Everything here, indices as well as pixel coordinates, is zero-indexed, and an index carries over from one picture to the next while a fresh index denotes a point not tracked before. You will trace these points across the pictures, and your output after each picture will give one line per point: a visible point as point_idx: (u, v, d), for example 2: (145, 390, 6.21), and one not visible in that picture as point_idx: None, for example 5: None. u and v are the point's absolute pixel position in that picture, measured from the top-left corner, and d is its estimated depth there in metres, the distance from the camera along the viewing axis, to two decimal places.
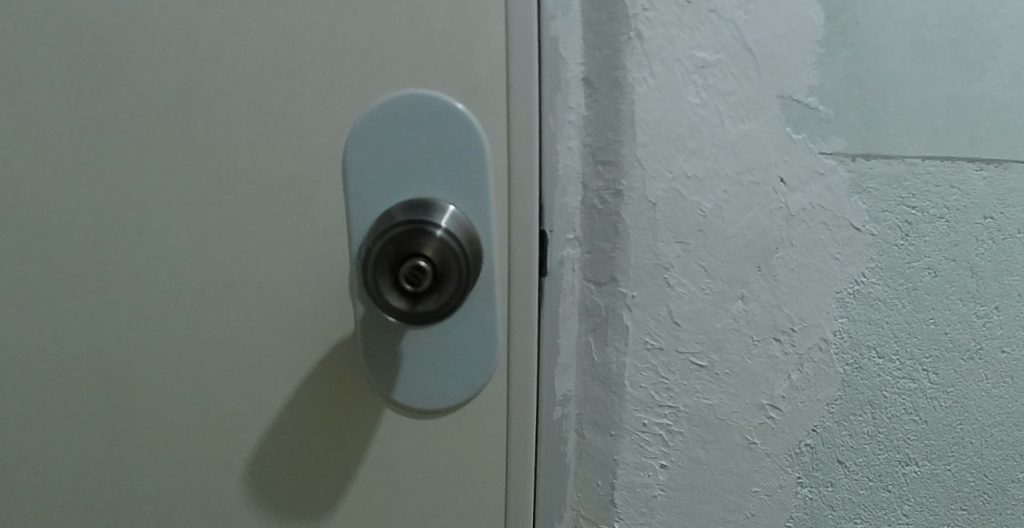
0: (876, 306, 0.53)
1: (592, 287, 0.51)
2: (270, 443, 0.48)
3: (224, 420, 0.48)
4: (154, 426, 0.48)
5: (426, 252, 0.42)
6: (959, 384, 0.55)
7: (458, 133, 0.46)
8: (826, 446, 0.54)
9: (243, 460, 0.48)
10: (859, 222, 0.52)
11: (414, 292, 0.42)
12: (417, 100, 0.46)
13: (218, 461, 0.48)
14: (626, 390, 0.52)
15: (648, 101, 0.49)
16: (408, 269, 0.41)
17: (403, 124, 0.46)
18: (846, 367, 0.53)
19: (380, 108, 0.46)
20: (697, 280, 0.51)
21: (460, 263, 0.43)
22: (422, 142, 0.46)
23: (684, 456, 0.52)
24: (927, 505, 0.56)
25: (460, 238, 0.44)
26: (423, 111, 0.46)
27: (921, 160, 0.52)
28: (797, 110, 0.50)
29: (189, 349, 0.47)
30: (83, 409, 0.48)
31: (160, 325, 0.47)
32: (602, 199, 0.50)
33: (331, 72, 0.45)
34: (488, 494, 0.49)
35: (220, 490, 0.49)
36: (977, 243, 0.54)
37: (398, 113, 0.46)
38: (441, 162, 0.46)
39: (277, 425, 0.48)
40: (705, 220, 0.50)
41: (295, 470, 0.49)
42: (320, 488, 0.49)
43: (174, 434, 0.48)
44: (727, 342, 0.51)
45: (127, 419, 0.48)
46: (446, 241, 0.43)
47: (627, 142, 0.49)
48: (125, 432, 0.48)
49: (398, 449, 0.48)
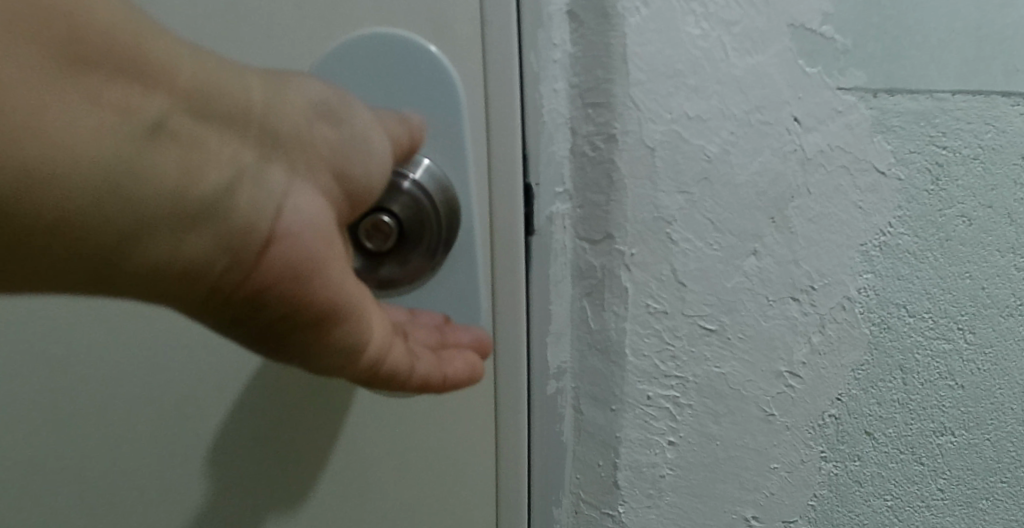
0: (905, 260, 0.47)
1: (586, 246, 0.46)
2: (230, 446, 0.45)
3: (183, 415, 0.44)
4: (100, 418, 0.45)
5: (392, 210, 0.42)
6: (999, 344, 0.50)
7: (430, 76, 0.42)
8: (853, 416, 0.48)
9: (190, 458, 0.45)
10: (883, 165, 0.46)
11: (375, 252, 0.42)
12: (383, 39, 0.41)
13: (171, 455, 0.45)
14: (628, 360, 0.47)
15: (642, 33, 0.43)
16: (371, 228, 0.41)
17: (373, 72, 0.42)
18: (872, 327, 0.48)
19: (341, 49, 0.41)
20: (703, 235, 0.45)
21: (428, 226, 0.43)
22: (389, 87, 0.42)
23: (693, 431, 0.47)
24: (964, 478, 0.51)
25: (432, 196, 0.42)
26: (392, 51, 0.41)
27: (949, 95, 0.47)
28: (811, 40, 0.44)
29: (147, 344, 0.43)
30: (25, 399, 0.44)
31: (115, 320, 0.43)
32: (593, 146, 0.45)
33: (284, 14, 0.41)
34: (471, 486, 0.46)
35: (169, 488, 0.46)
36: (1015, 187, 0.48)
37: (367, 57, 0.41)
38: (412, 109, 0.42)
39: (238, 426, 0.45)
40: (711, 166, 0.45)
41: (258, 467, 0.46)
42: (296, 476, 0.46)
43: (121, 428, 0.45)
44: (740, 304, 0.46)
45: (75, 411, 0.44)
46: (416, 200, 0.42)
47: (619, 81, 0.44)
48: (69, 423, 0.45)
49: (369, 434, 0.45)
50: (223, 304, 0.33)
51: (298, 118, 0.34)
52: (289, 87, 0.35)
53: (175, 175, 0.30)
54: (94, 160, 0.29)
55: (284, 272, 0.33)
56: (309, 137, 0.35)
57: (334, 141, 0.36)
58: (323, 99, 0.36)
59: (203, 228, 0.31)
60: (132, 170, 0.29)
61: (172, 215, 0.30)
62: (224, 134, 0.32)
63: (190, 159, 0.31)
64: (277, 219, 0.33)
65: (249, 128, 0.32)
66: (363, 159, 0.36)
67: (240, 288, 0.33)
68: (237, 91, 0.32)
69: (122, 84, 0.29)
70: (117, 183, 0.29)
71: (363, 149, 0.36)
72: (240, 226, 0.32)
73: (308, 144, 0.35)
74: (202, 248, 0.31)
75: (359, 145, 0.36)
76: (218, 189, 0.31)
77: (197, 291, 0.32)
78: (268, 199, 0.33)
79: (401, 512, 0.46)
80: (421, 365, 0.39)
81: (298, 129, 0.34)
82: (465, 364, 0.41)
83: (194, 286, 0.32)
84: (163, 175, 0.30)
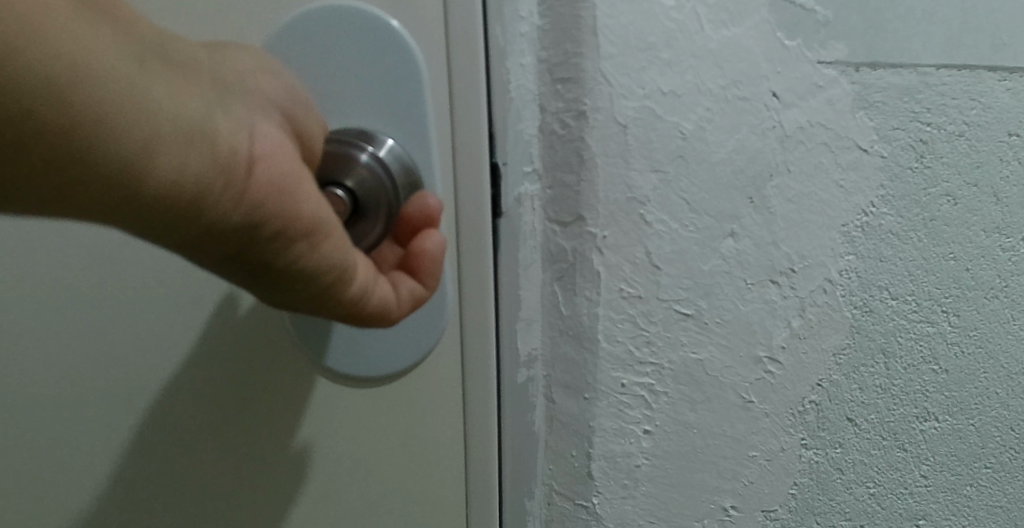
0: (888, 241, 0.46)
1: (556, 228, 0.44)
2: (182, 438, 0.44)
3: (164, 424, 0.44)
4: (44, 403, 0.44)
5: (348, 183, 0.39)
6: (983, 327, 0.48)
7: (390, 52, 0.40)
8: (833, 402, 0.47)
9: (135, 448, 0.45)
10: (866, 142, 0.44)
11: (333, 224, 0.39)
12: (341, 11, 0.40)
13: (115, 444, 0.44)
14: (601, 346, 0.45)
15: (612, 5, 0.41)
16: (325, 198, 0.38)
17: (324, 44, 0.40)
18: (854, 311, 0.46)
19: (297, 19, 0.40)
20: (678, 216, 0.43)
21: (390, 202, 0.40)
22: (349, 60, 0.40)
23: (669, 419, 0.46)
24: (948, 465, 0.50)
25: (395, 176, 0.40)
26: (350, 24, 0.40)
27: (934, 70, 0.45)
28: (790, 12, 0.42)
29: (90, 331, 0.43)
30: (27, 432, 0.44)
31: (59, 302, 0.43)
32: (563, 123, 0.43)
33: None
34: (442, 475, 0.45)
35: (108, 479, 0.45)
36: (1002, 165, 0.46)
37: (320, 27, 0.40)
38: (373, 86, 0.41)
39: (194, 419, 0.44)
40: (686, 144, 0.43)
41: (213, 459, 0.45)
42: (258, 465, 0.44)
43: (110, 448, 0.44)
44: (717, 288, 0.44)
45: (76, 444, 0.44)
46: (378, 175, 0.40)
47: (589, 55, 0.42)
48: (27, 421, 0.44)
49: (330, 420, 0.44)
50: (220, 238, 0.30)
51: (241, 71, 0.33)
52: (226, 52, 0.33)
53: (162, 94, 0.28)
54: (88, 82, 0.26)
55: (274, 193, 0.30)
56: (258, 86, 0.33)
57: (281, 90, 0.34)
58: (262, 59, 0.34)
59: (196, 147, 0.28)
60: (131, 97, 0.27)
61: (168, 133, 0.28)
62: (187, 67, 0.29)
63: (179, 84, 0.29)
64: (256, 142, 0.30)
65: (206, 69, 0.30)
66: (311, 109, 0.35)
67: (234, 216, 0.30)
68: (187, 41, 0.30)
69: (99, 17, 0.27)
70: (117, 111, 0.27)
71: (309, 105, 0.35)
72: (228, 148, 0.29)
73: (255, 89, 0.32)
74: (197, 170, 0.28)
75: (302, 97, 0.35)
76: (201, 110, 0.29)
77: (193, 230, 0.29)
78: (241, 124, 0.30)
79: (370, 505, 0.45)
80: (405, 284, 0.38)
81: (243, 77, 0.32)
82: (433, 261, 0.39)
83: (191, 221, 0.29)
84: (151, 95, 0.27)
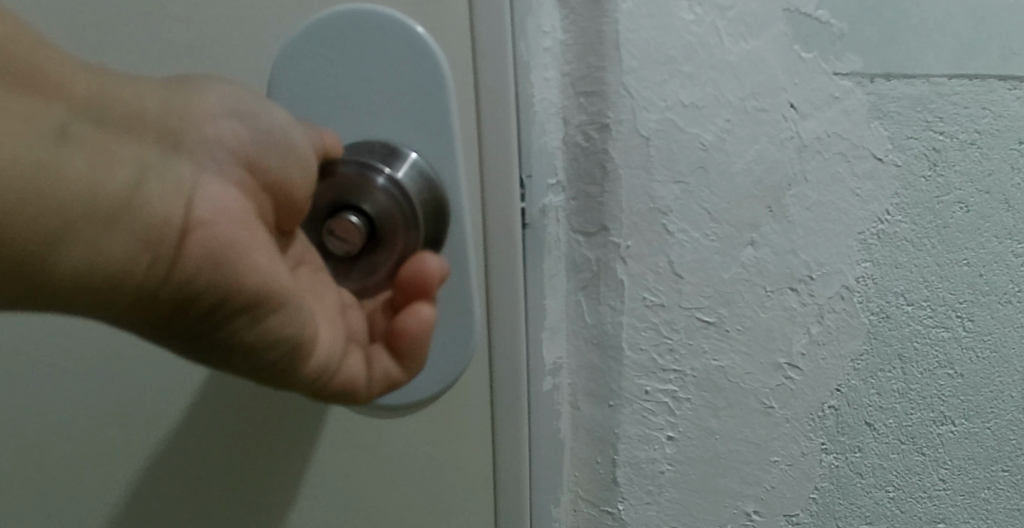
0: (903, 248, 0.46)
1: (580, 238, 0.45)
2: (203, 448, 0.45)
3: (212, 449, 0.45)
4: (52, 413, 0.44)
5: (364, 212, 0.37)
6: (998, 331, 0.48)
7: (409, 58, 0.40)
8: (853, 407, 0.48)
9: (164, 459, 0.45)
10: (881, 151, 0.45)
11: (346, 250, 0.37)
12: (359, 18, 0.40)
13: (122, 454, 0.45)
14: (625, 354, 0.46)
15: (634, 20, 0.42)
16: (339, 224, 0.37)
17: (341, 52, 0.40)
18: (871, 316, 0.47)
19: (316, 27, 0.40)
20: (700, 225, 0.44)
21: (404, 235, 0.38)
22: (369, 67, 0.40)
23: (692, 425, 0.47)
24: (966, 468, 0.50)
25: (416, 210, 0.39)
26: (367, 30, 0.40)
27: (947, 80, 0.45)
28: (807, 25, 0.43)
29: (142, 372, 0.43)
30: (91, 471, 0.45)
31: (111, 352, 0.43)
32: (586, 135, 0.44)
33: (180, 31, 0.40)
34: (470, 489, 0.45)
35: (163, 504, 0.46)
36: (1013, 172, 0.47)
37: (337, 36, 0.40)
38: (393, 93, 0.40)
39: (222, 430, 0.44)
40: (707, 155, 0.44)
41: (227, 470, 0.45)
42: (279, 481, 0.45)
43: (171, 479, 0.45)
44: (738, 295, 0.45)
45: (137, 478, 0.45)
46: (396, 208, 0.38)
47: (612, 69, 0.43)
48: (90, 461, 0.45)
49: (354, 438, 0.44)
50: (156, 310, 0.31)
51: (200, 116, 0.32)
52: (191, 96, 0.32)
53: (73, 175, 0.28)
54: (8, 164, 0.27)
55: (207, 266, 0.31)
56: (215, 135, 0.32)
57: (246, 139, 0.33)
58: (235, 99, 0.33)
59: (114, 227, 0.29)
60: (50, 177, 0.28)
61: (80, 216, 0.28)
62: (116, 135, 0.30)
63: (103, 155, 0.29)
64: (191, 210, 0.31)
65: (146, 126, 0.30)
66: (284, 154, 0.34)
67: (161, 290, 0.30)
68: (129, 98, 0.30)
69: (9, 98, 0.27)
70: (36, 193, 0.27)
71: (283, 149, 0.34)
72: (150, 225, 0.30)
73: (213, 137, 0.32)
74: (117, 250, 0.29)
75: (272, 140, 0.34)
76: (123, 186, 0.29)
77: (124, 305, 0.30)
78: (177, 190, 0.31)
79: (400, 518, 0.45)
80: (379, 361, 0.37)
81: (198, 122, 0.32)
82: (415, 342, 0.37)
83: (118, 298, 0.30)
84: (65, 173, 0.28)
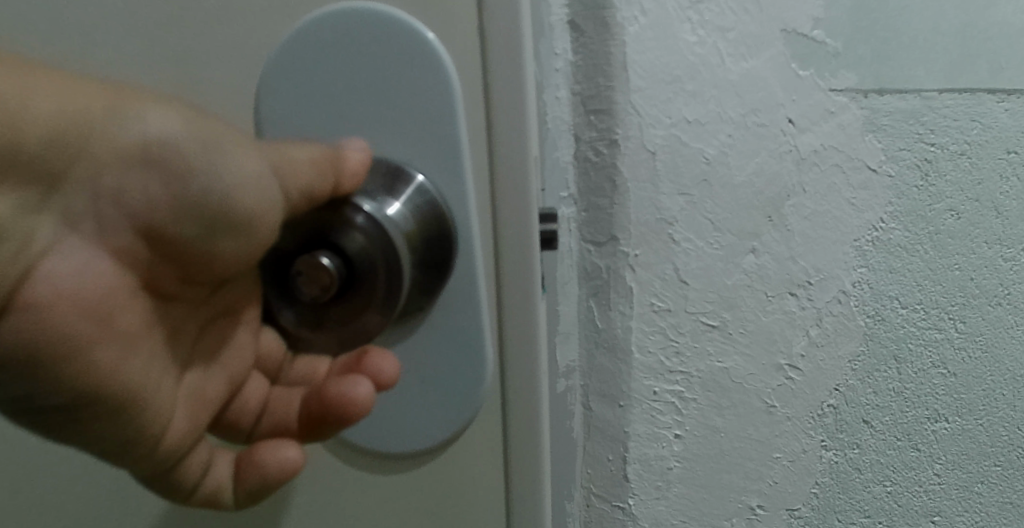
0: (897, 254, 0.49)
1: (590, 247, 0.48)
2: None
3: None
4: None
5: (340, 261, 0.37)
6: (988, 332, 0.51)
7: (408, 65, 0.39)
8: (851, 405, 0.50)
9: None
10: (875, 162, 0.48)
11: (311, 294, 0.37)
12: (358, 23, 0.39)
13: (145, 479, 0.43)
14: (633, 356, 0.48)
15: (640, 42, 0.45)
16: (312, 267, 0.36)
17: (343, 57, 0.39)
18: (867, 319, 0.49)
19: (315, 30, 0.39)
20: (704, 234, 0.47)
21: (365, 299, 0.38)
22: (367, 73, 0.39)
23: (698, 423, 0.49)
24: (959, 463, 0.53)
25: (391, 277, 0.37)
26: (366, 34, 0.39)
27: (937, 94, 0.48)
28: (803, 44, 0.46)
29: None
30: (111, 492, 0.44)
31: None
32: (596, 151, 0.47)
33: (198, 36, 0.39)
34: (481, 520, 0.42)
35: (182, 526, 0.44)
36: (1002, 181, 0.49)
37: (335, 40, 0.39)
38: (393, 102, 0.39)
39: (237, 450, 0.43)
40: (710, 168, 0.46)
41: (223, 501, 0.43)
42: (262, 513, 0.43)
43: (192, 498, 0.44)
44: (740, 301, 0.48)
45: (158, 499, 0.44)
46: (367, 271, 0.37)
47: (620, 88, 0.45)
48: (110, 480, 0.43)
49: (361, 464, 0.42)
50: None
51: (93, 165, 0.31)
52: (102, 138, 0.31)
53: None
54: None
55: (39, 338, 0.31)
56: (116, 183, 0.31)
57: (153, 192, 0.32)
58: (165, 138, 0.32)
59: None
60: None
61: None
62: None
63: None
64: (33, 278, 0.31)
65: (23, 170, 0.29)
66: (195, 215, 0.33)
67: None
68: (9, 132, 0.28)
69: None
70: None
71: (194, 207, 0.33)
72: None
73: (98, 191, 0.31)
74: None
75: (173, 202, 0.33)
76: None
77: None
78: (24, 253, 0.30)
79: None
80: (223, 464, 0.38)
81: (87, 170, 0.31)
82: (260, 480, 0.37)
83: None
84: None
